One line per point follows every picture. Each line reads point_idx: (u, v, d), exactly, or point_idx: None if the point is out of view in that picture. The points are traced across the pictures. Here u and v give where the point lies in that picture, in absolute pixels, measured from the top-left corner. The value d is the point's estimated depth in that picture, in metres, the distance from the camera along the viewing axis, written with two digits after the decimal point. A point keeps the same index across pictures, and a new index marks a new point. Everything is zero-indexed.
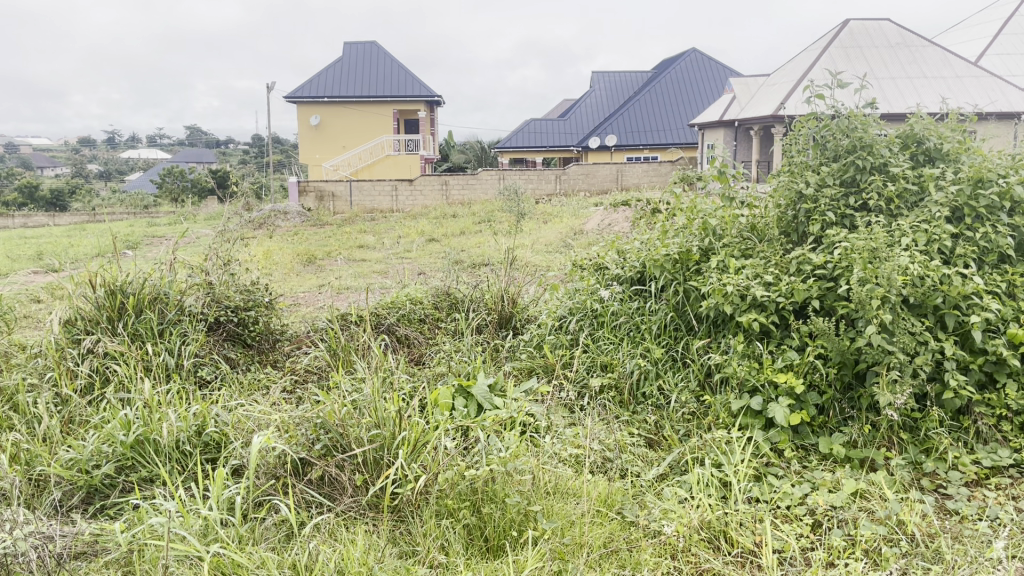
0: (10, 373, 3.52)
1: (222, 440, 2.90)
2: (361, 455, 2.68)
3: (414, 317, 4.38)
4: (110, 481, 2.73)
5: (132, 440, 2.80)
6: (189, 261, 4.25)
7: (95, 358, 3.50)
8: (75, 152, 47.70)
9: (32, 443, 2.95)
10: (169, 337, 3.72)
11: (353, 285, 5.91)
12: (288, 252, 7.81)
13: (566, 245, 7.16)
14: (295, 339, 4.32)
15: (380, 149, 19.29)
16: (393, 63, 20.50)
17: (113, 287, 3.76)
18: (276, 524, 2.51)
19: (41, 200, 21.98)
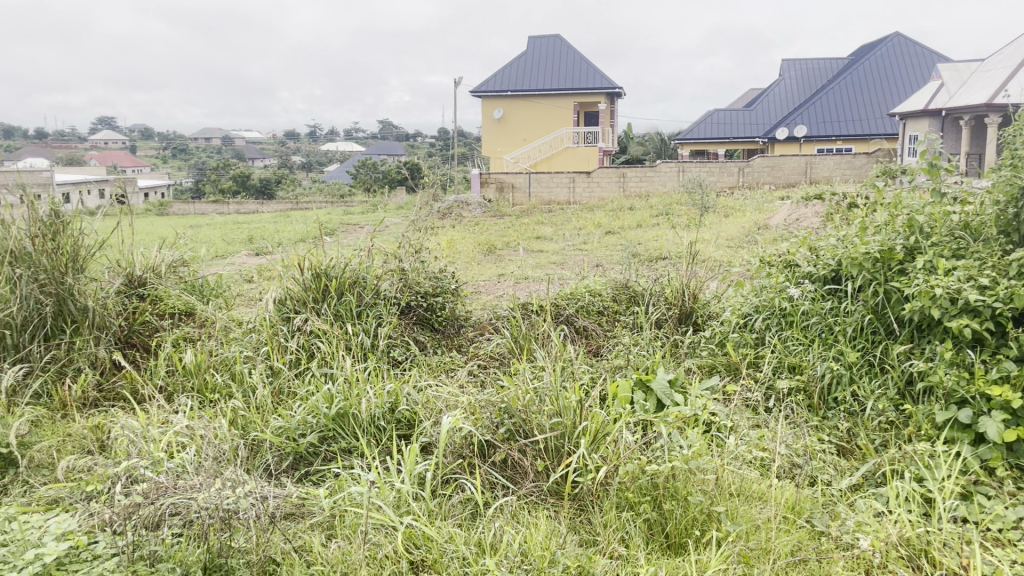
0: (229, 345, 3.88)
1: (413, 419, 3.08)
2: (543, 442, 2.75)
3: (593, 309, 4.39)
4: (314, 450, 2.96)
5: (334, 412, 3.04)
6: (384, 248, 4.54)
7: (302, 335, 3.81)
8: (281, 145, 51.78)
9: (248, 410, 3.25)
10: (365, 319, 3.98)
11: (533, 275, 6.01)
12: (471, 242, 8.07)
13: (751, 240, 6.90)
14: (478, 325, 4.44)
15: (560, 141, 19.29)
16: (576, 56, 20.63)
17: (319, 270, 4.10)
18: (462, 502, 2.61)
19: (252, 188, 24.10)
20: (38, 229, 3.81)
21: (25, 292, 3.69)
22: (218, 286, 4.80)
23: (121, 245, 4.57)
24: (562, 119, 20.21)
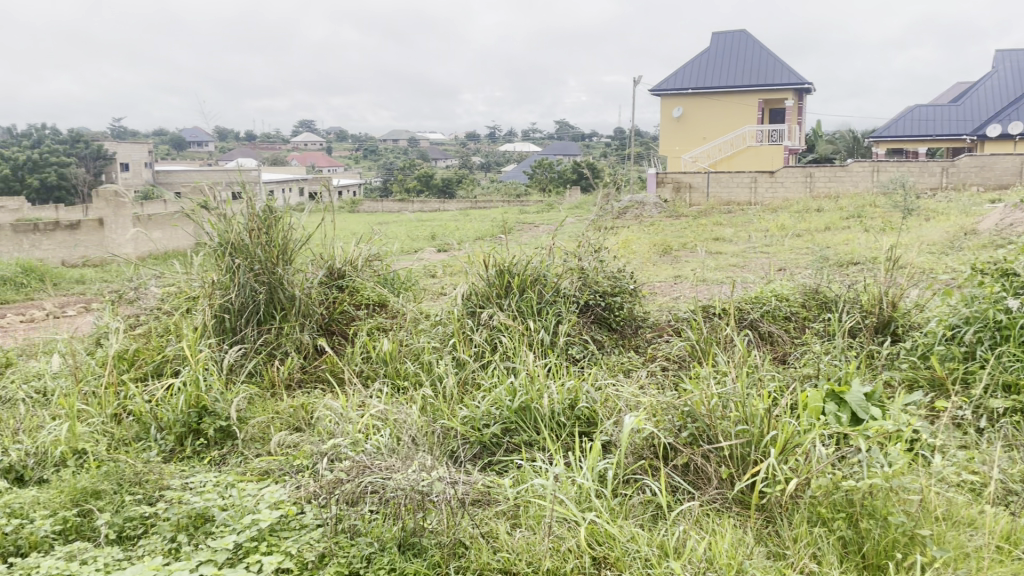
0: (418, 336, 4.09)
1: (593, 416, 3.10)
2: (728, 449, 2.68)
3: (779, 314, 4.23)
4: (497, 440, 3.06)
5: (517, 405, 3.13)
6: (566, 247, 4.61)
7: (487, 330, 3.95)
8: (460, 145, 53.68)
9: (436, 398, 3.42)
10: (545, 315, 4.05)
11: (713, 278, 5.86)
12: (647, 242, 8.00)
13: (957, 247, 6.37)
14: (656, 326, 4.35)
15: (741, 139, 18.65)
16: (762, 52, 19.89)
17: (502, 267, 4.24)
18: (643, 503, 2.60)
19: (434, 187, 25.13)
20: (255, 223, 4.18)
21: (242, 280, 4.05)
22: (407, 279, 5.06)
23: (322, 239, 4.93)
24: (743, 117, 19.56)
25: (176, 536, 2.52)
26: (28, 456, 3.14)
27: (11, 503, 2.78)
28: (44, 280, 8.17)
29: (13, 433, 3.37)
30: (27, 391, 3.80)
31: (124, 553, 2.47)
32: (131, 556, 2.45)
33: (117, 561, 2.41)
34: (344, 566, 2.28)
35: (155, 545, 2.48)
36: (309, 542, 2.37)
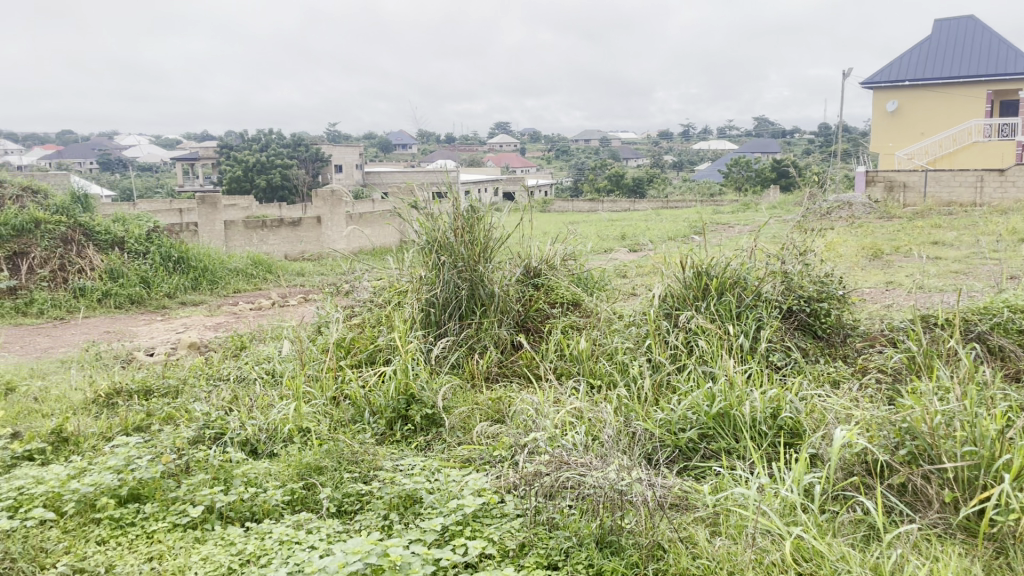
0: (611, 336, 4.11)
1: (797, 427, 2.97)
2: (952, 471, 2.48)
3: (1013, 327, 3.84)
4: (693, 445, 3.01)
5: (715, 411, 3.06)
6: (769, 250, 4.45)
7: (682, 332, 3.90)
8: (651, 144, 53.12)
9: (631, 400, 3.42)
10: (745, 320, 3.93)
11: (931, 285, 5.43)
12: (854, 246, 7.54)
13: None
14: (867, 336, 4.08)
15: (966, 134, 16.99)
16: (993, 38, 18.12)
17: (700, 268, 4.17)
18: (854, 521, 2.46)
19: (625, 186, 25.09)
20: (460, 222, 4.39)
21: (447, 276, 4.27)
22: (602, 279, 5.09)
23: (521, 237, 5.08)
24: (968, 109, 17.90)
25: (388, 514, 2.72)
26: (261, 431, 3.50)
27: (248, 472, 3.11)
28: (270, 273, 9.01)
29: (249, 409, 3.77)
30: (259, 373, 4.24)
31: (343, 526, 2.69)
32: (349, 529, 2.67)
33: (337, 532, 2.63)
34: (543, 557, 2.35)
35: (370, 521, 2.69)
36: (510, 531, 2.47)
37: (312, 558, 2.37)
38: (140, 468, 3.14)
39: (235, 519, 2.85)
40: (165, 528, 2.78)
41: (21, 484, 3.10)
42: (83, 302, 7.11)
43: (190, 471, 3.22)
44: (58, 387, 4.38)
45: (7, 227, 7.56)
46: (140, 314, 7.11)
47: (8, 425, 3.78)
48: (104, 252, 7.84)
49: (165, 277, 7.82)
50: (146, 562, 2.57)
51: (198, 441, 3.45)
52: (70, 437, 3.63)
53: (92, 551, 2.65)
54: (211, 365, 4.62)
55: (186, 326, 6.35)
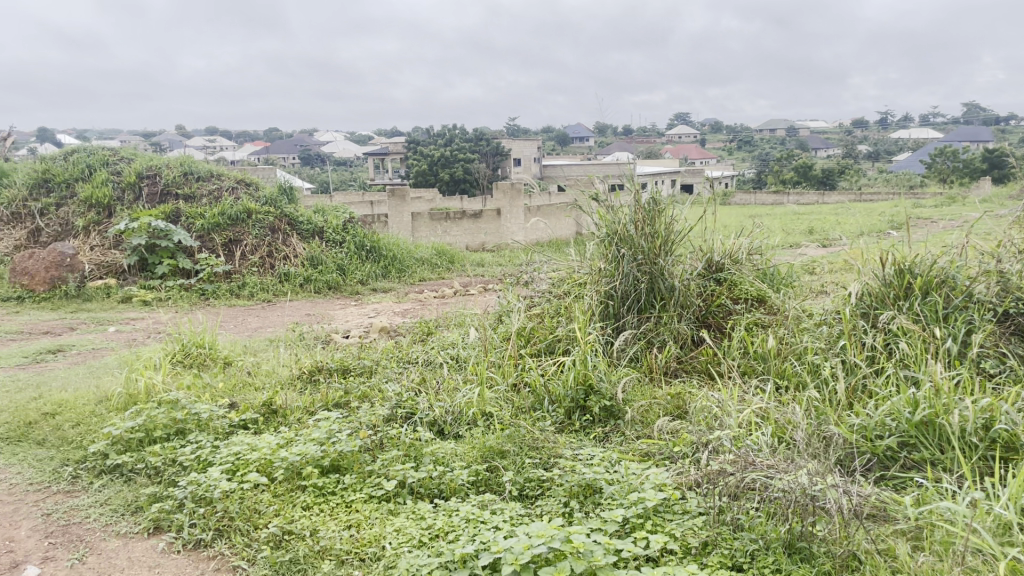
0: (800, 335, 3.95)
1: (1014, 441, 2.72)
2: None
3: None
4: (892, 454, 2.84)
5: (918, 419, 2.86)
6: (983, 247, 4.10)
7: (880, 334, 3.68)
8: (842, 134, 50.18)
9: (822, 403, 3.28)
10: (952, 322, 3.65)
11: None
12: None
13: None
14: None
15: None
16: None
17: (902, 266, 3.91)
18: None
19: (813, 178, 23.96)
20: (641, 214, 4.36)
21: (626, 269, 4.26)
22: (790, 276, 4.90)
23: (704, 231, 4.97)
24: None
25: (569, 501, 2.77)
26: (447, 413, 3.67)
27: (436, 451, 3.28)
28: (453, 263, 9.36)
29: (435, 391, 3.96)
30: (444, 358, 4.44)
31: (526, 510, 2.77)
32: (531, 513, 2.75)
33: (520, 515, 2.72)
34: (727, 557, 2.30)
35: (551, 507, 2.75)
36: (693, 528, 2.45)
37: (496, 537, 2.47)
38: (340, 442, 3.40)
39: (424, 495, 3.02)
40: (362, 499, 3.01)
41: (238, 450, 3.44)
42: (287, 287, 7.72)
43: (383, 446, 3.43)
44: (268, 363, 4.81)
45: (225, 216, 8.35)
46: (336, 299, 7.62)
47: (227, 396, 4.20)
48: (306, 241, 8.54)
49: (358, 265, 8.34)
50: (345, 529, 2.82)
51: (391, 419, 3.67)
52: (278, 410, 3.97)
53: (298, 515, 2.94)
54: (401, 349, 4.88)
55: (377, 311, 6.74)
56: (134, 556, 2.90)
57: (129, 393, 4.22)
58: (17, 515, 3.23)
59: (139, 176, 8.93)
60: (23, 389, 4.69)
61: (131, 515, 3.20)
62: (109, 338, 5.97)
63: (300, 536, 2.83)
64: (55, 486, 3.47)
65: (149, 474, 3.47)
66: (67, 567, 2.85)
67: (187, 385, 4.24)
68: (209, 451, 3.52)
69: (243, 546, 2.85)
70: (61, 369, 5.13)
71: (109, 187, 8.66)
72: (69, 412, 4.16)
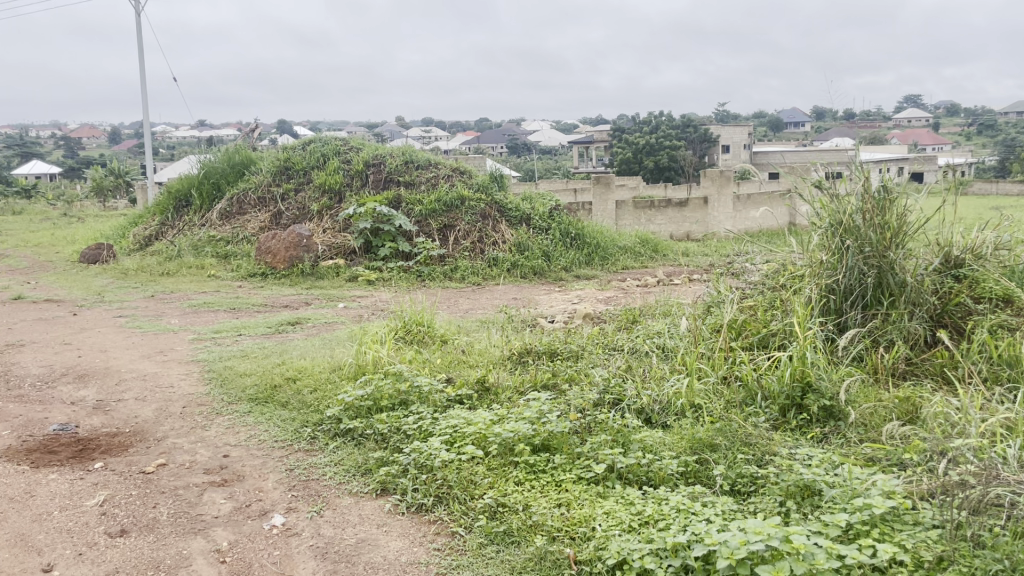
0: None
1: None
2: None
3: None
4: None
5: None
6: None
7: None
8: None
9: None
10: None
11: None
12: None
13: None
14: None
15: None
16: None
17: None
18: None
19: None
20: (870, 204, 4.10)
21: (851, 262, 4.03)
22: None
23: (941, 223, 4.59)
24: None
25: (785, 501, 2.68)
26: (655, 402, 3.67)
27: (645, 439, 3.28)
28: (656, 252, 9.26)
29: (643, 379, 3.97)
30: (652, 347, 4.43)
31: (738, 505, 2.71)
32: (744, 510, 2.68)
33: (733, 510, 2.67)
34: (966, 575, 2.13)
35: (765, 505, 2.68)
36: (926, 541, 2.28)
37: (709, 530, 2.44)
38: (550, 422, 3.49)
39: (633, 482, 3.05)
40: (572, 479, 3.09)
41: (456, 423, 3.64)
42: (496, 271, 8.02)
43: (591, 430, 3.49)
44: (481, 342, 5.04)
45: (441, 203, 8.81)
46: (541, 285, 7.80)
47: (444, 371, 4.46)
48: (514, 227, 8.83)
49: (563, 251, 8.47)
50: (556, 507, 2.91)
51: (600, 404, 3.72)
52: (491, 388, 4.16)
53: (511, 489, 3.06)
54: (607, 336, 4.92)
55: (582, 297, 6.83)
56: (365, 514, 3.16)
57: (359, 364, 4.59)
58: (266, 468, 3.63)
59: (366, 165, 9.63)
60: (270, 355, 5.25)
61: (361, 476, 3.49)
62: (339, 313, 6.52)
63: (513, 509, 2.95)
64: (297, 445, 3.85)
65: (376, 439, 3.77)
66: (307, 518, 3.16)
67: (409, 359, 4.55)
68: (429, 421, 3.76)
69: (461, 513, 3.02)
70: (300, 340, 5.69)
71: (340, 175, 9.41)
72: (308, 378, 4.61)
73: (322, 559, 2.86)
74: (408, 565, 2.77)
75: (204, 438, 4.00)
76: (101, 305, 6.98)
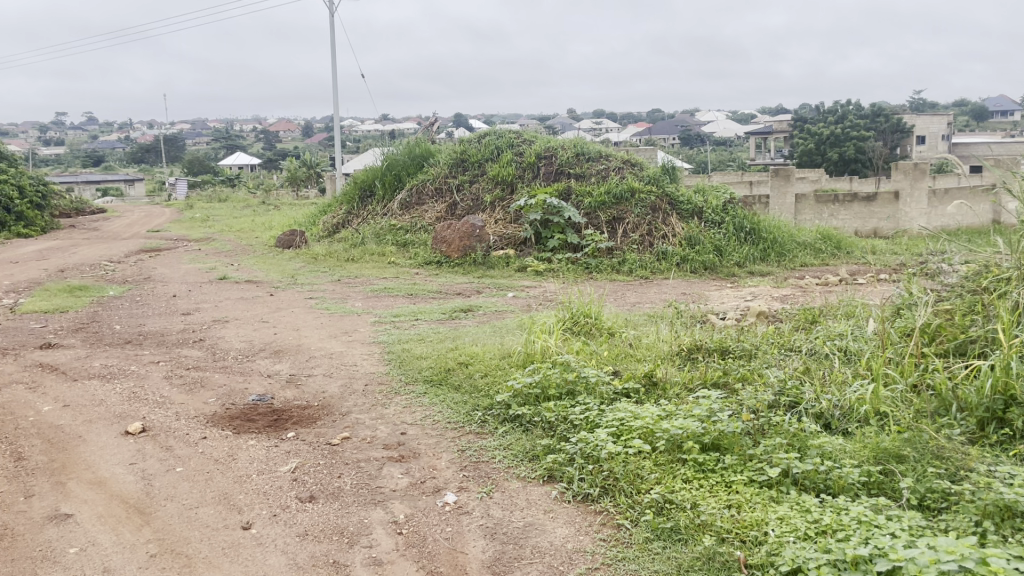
0: None
1: None
2: None
3: None
4: None
5: None
6: None
7: None
8: None
9: None
10: None
11: None
12: None
13: None
14: None
15: None
16: None
17: None
18: None
19: None
20: None
21: None
22: None
23: None
24: None
25: (982, 522, 2.48)
26: (835, 407, 3.50)
27: (824, 445, 3.14)
28: (839, 249, 8.78)
29: (822, 383, 3.79)
30: (832, 348, 4.22)
31: (927, 522, 2.54)
32: (934, 527, 2.51)
33: (922, 526, 2.50)
34: None
35: (958, 524, 2.49)
36: None
37: (894, 545, 2.31)
38: (721, 421, 3.41)
39: (810, 489, 2.92)
40: (743, 481, 3.01)
41: (623, 416, 3.64)
42: (665, 266, 7.90)
43: (765, 432, 3.38)
44: (649, 336, 5.00)
45: (611, 195, 8.78)
46: (712, 280, 7.61)
47: (611, 364, 4.47)
48: (685, 221, 8.66)
49: (736, 246, 8.21)
50: (726, 508, 2.84)
51: (775, 406, 3.60)
52: (659, 382, 4.12)
53: (679, 486, 3.03)
54: (783, 335, 4.73)
55: (755, 294, 6.59)
56: (532, 499, 3.23)
57: (528, 352, 4.69)
58: (439, 447, 3.80)
59: (538, 157, 9.77)
60: (444, 340, 5.47)
61: (528, 461, 3.57)
62: (510, 302, 6.68)
63: (681, 506, 2.92)
64: (468, 427, 4.00)
65: (544, 427, 3.84)
66: (478, 499, 3.27)
67: (577, 350, 4.59)
68: (596, 413, 3.78)
69: (627, 507, 3.03)
70: (472, 326, 5.89)
71: (513, 167, 9.61)
72: (480, 363, 4.77)
73: (491, 539, 2.96)
74: (573, 553, 2.81)
75: (383, 416, 4.24)
76: (294, 288, 7.54)
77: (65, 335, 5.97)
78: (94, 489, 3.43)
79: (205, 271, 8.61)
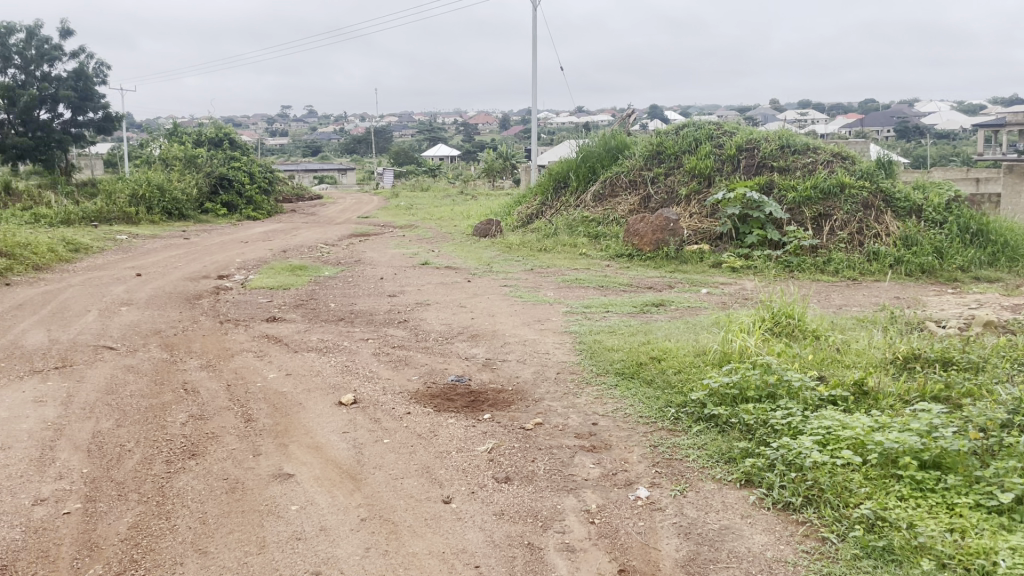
0: None
1: None
2: None
3: None
4: None
5: None
6: None
7: None
8: None
9: None
10: None
11: None
12: None
13: None
14: None
15: None
16: None
17: None
18: None
19: None
20: None
21: None
22: None
23: None
24: None
25: None
26: None
27: None
28: None
29: None
30: None
31: None
32: None
33: None
34: None
35: None
36: None
37: None
38: (944, 438, 3.13)
39: None
40: (969, 504, 2.76)
41: (830, 424, 3.44)
42: (876, 267, 7.38)
43: (995, 453, 3.07)
44: (859, 342, 4.71)
45: (817, 190, 8.32)
46: (931, 285, 7.01)
47: (816, 368, 4.24)
48: (901, 219, 8.03)
49: (960, 249, 7.51)
50: (948, 532, 2.62)
51: (1008, 426, 3.26)
52: (870, 391, 3.85)
53: (893, 503, 2.82)
54: (1017, 349, 4.28)
55: (981, 302, 6.00)
56: (729, 502, 3.14)
57: (725, 351, 4.55)
58: (632, 441, 3.78)
59: (739, 149, 9.43)
60: (637, 333, 5.43)
61: (724, 463, 3.47)
62: (704, 299, 6.51)
63: (895, 525, 2.71)
64: (661, 423, 3.95)
65: (742, 430, 3.71)
66: (671, 496, 3.23)
67: (778, 351, 4.39)
68: (800, 419, 3.59)
69: (833, 520, 2.87)
70: (665, 321, 5.81)
71: (712, 159, 9.34)
72: (673, 359, 4.69)
73: (685, 538, 2.91)
74: (773, 562, 2.71)
75: (576, 405, 4.28)
76: (490, 275, 7.79)
77: (288, 310, 6.53)
78: (312, 452, 3.73)
79: (409, 256, 9.09)
